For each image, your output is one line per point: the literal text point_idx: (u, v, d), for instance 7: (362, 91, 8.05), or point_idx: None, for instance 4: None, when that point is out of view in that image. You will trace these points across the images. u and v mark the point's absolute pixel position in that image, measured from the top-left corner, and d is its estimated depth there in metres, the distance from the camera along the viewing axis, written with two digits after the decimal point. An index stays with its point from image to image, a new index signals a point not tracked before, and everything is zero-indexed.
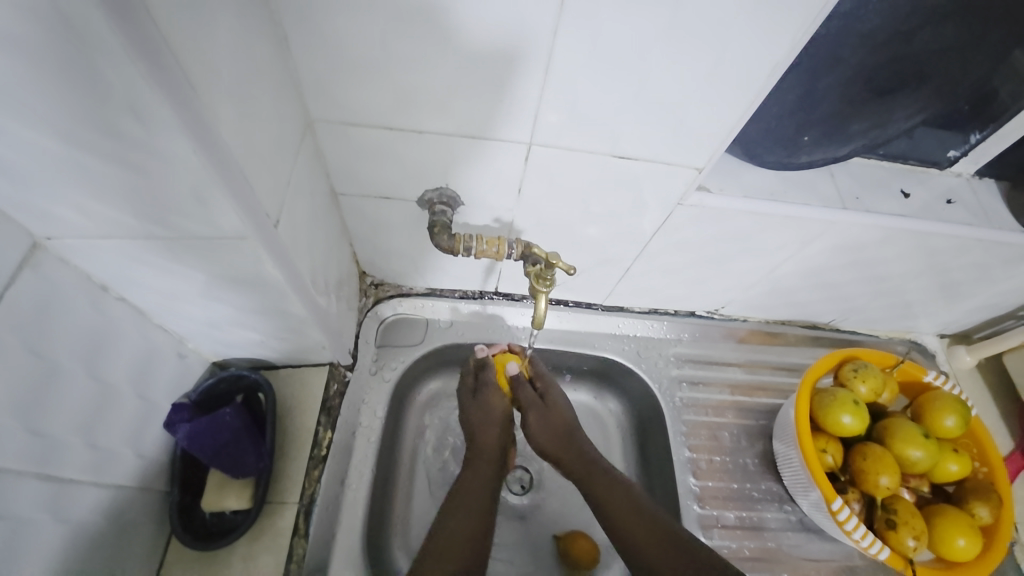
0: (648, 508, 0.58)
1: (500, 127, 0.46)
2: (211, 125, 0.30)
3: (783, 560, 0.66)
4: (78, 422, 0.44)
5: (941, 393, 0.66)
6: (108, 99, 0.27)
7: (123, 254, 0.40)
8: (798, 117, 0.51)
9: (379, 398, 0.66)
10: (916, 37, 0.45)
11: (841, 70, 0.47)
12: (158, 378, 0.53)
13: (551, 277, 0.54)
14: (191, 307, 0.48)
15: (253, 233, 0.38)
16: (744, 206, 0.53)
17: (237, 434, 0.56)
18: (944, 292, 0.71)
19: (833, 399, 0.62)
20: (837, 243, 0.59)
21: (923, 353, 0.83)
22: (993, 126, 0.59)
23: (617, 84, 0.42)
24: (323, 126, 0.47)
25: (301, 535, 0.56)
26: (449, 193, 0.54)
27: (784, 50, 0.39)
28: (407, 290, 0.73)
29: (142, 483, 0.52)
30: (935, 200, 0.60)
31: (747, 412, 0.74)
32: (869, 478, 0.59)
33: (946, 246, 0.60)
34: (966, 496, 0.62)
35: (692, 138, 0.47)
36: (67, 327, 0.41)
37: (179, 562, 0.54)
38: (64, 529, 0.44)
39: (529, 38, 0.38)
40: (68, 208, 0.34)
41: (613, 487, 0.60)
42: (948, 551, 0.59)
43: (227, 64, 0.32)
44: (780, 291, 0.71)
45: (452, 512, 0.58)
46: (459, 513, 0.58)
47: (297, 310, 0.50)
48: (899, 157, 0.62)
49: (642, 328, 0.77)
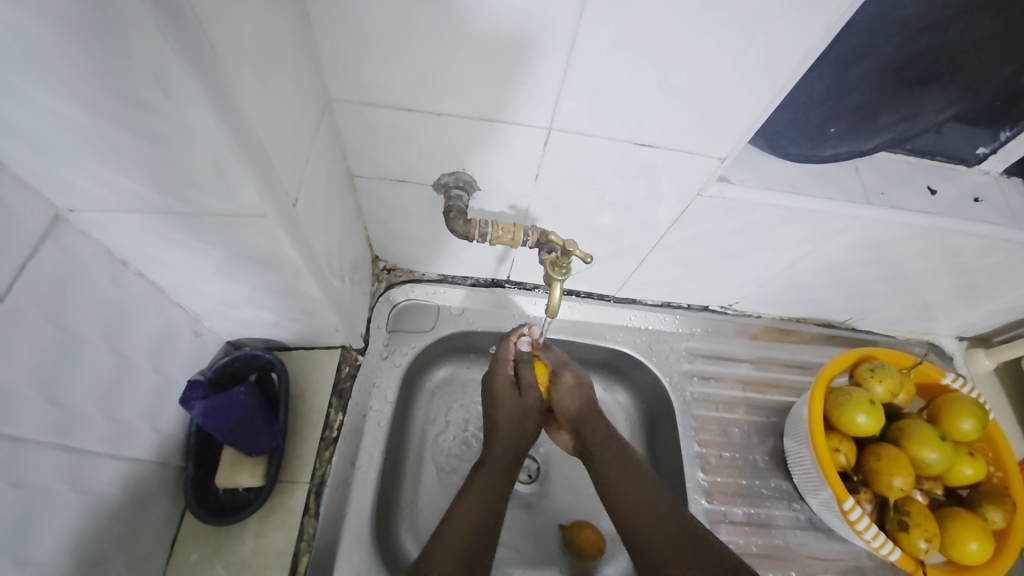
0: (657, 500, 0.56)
1: (521, 110, 0.46)
2: (234, 98, 0.30)
3: (790, 558, 0.65)
4: (97, 395, 0.44)
5: (959, 396, 0.65)
6: (133, 66, 0.27)
7: (143, 229, 0.40)
8: (827, 106, 0.49)
9: (390, 383, 0.67)
10: (952, 25, 0.44)
11: (873, 60, 0.46)
12: (175, 355, 0.53)
13: (567, 265, 0.53)
14: (208, 285, 0.48)
15: (272, 211, 0.38)
16: (765, 199, 0.52)
17: (251, 413, 0.56)
18: (965, 293, 0.70)
19: (848, 398, 0.61)
20: (858, 239, 0.58)
21: (940, 355, 0.82)
22: (1022, 123, 0.58)
23: (640, 70, 0.41)
24: (341, 106, 0.47)
25: (311, 514, 0.57)
26: (466, 178, 0.54)
27: (817, 38, 0.38)
28: (419, 276, 0.74)
29: (159, 457, 0.53)
30: (962, 198, 0.58)
31: (758, 409, 0.74)
32: (882, 479, 0.59)
33: (971, 246, 0.59)
34: (979, 500, 0.61)
35: (716, 126, 0.46)
36: (88, 300, 0.41)
37: (193, 535, 0.56)
38: (82, 499, 0.45)
39: (552, 21, 0.38)
40: (90, 180, 0.34)
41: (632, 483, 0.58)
42: (960, 555, 0.58)
43: (251, 36, 0.31)
44: (796, 287, 0.71)
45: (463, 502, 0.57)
46: (467, 504, 0.56)
47: (312, 291, 0.50)
48: (926, 153, 0.60)
49: (654, 321, 0.77)
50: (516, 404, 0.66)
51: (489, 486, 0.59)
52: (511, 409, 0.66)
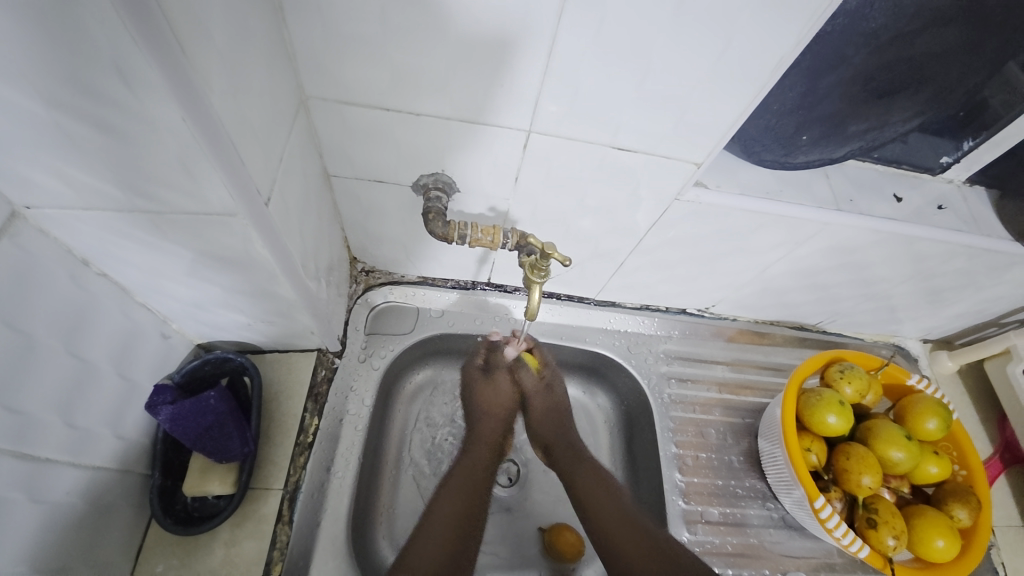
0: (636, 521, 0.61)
1: (500, 114, 0.46)
2: (202, 92, 0.30)
3: (764, 556, 0.66)
4: (56, 401, 0.42)
5: (925, 396, 0.67)
6: (89, 55, 0.26)
7: (107, 228, 0.39)
8: (798, 115, 0.50)
9: (367, 387, 0.65)
10: (918, 38, 0.45)
11: (844, 70, 0.47)
12: (140, 358, 0.51)
13: (546, 267, 0.53)
14: (176, 285, 0.47)
15: (244, 210, 0.37)
16: (740, 203, 0.54)
17: (221, 419, 0.54)
18: (930, 297, 0.72)
19: (819, 399, 0.63)
20: (829, 244, 0.60)
21: (908, 358, 0.84)
22: (985, 134, 0.60)
23: (617, 76, 0.42)
24: (317, 104, 0.46)
25: (284, 522, 0.56)
26: (445, 179, 0.54)
27: (789, 45, 0.39)
28: (398, 278, 0.73)
29: (123, 465, 0.51)
30: (927, 206, 0.60)
31: (734, 410, 0.75)
32: (852, 477, 0.60)
33: (935, 252, 0.61)
34: (946, 498, 0.63)
35: (691, 133, 0.47)
36: (46, 302, 0.40)
37: (159, 546, 0.54)
38: (40, 510, 0.43)
39: (534, 27, 0.38)
40: (50, 176, 0.33)
41: (591, 470, 0.67)
42: (927, 552, 0.60)
43: (219, 30, 0.31)
44: (771, 290, 0.72)
45: (442, 496, 0.63)
46: (448, 501, 0.62)
47: (286, 293, 0.49)
48: (892, 161, 0.62)
49: (633, 324, 0.77)
50: (491, 390, 0.73)
51: (474, 484, 0.65)
52: (487, 393, 0.73)
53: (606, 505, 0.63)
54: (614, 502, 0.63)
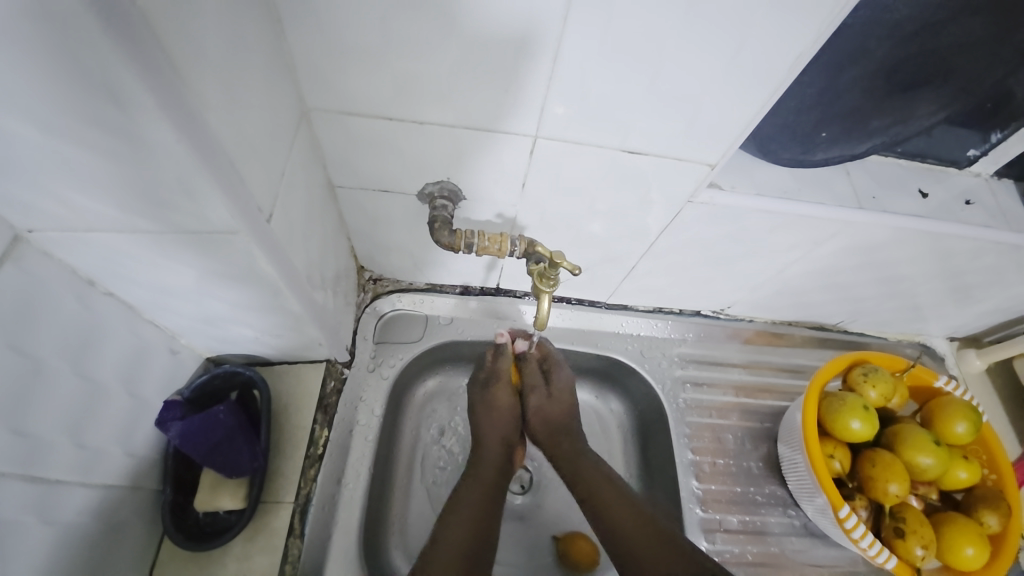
0: (657, 527, 0.54)
1: (507, 119, 0.44)
2: (197, 112, 0.29)
3: (787, 566, 0.65)
4: (65, 422, 0.42)
5: (953, 399, 0.64)
6: (82, 80, 0.25)
7: (111, 248, 0.38)
8: (816, 112, 0.49)
9: (377, 396, 0.65)
10: (945, 30, 0.43)
11: (865, 63, 0.45)
12: (149, 376, 0.51)
13: (555, 276, 0.52)
14: (183, 302, 0.46)
15: (245, 228, 0.36)
16: (757, 205, 0.52)
17: (231, 433, 0.55)
18: (955, 295, 0.69)
19: (842, 404, 0.61)
20: (850, 243, 0.58)
21: (933, 357, 0.81)
22: (1013, 125, 0.58)
23: (628, 77, 0.40)
24: (319, 115, 0.45)
25: (296, 536, 0.55)
26: (451, 187, 0.53)
27: (808, 42, 0.37)
28: (407, 286, 0.72)
29: (134, 482, 0.51)
30: (953, 201, 0.58)
31: (752, 415, 0.73)
32: (878, 485, 0.58)
33: (961, 249, 0.58)
34: (974, 504, 0.61)
35: (706, 132, 0.45)
36: (52, 324, 0.39)
37: (171, 561, 0.54)
38: (50, 532, 0.43)
39: (542, 31, 0.37)
40: (50, 200, 0.33)
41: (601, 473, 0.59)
42: (957, 561, 0.58)
43: (213, 43, 0.30)
44: (790, 291, 0.70)
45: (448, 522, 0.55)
46: (457, 522, 0.54)
47: (292, 306, 0.48)
48: (917, 156, 0.60)
49: (646, 328, 0.76)
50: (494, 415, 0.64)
51: (479, 507, 0.57)
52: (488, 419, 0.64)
53: (622, 508, 0.55)
54: (634, 511, 0.55)
